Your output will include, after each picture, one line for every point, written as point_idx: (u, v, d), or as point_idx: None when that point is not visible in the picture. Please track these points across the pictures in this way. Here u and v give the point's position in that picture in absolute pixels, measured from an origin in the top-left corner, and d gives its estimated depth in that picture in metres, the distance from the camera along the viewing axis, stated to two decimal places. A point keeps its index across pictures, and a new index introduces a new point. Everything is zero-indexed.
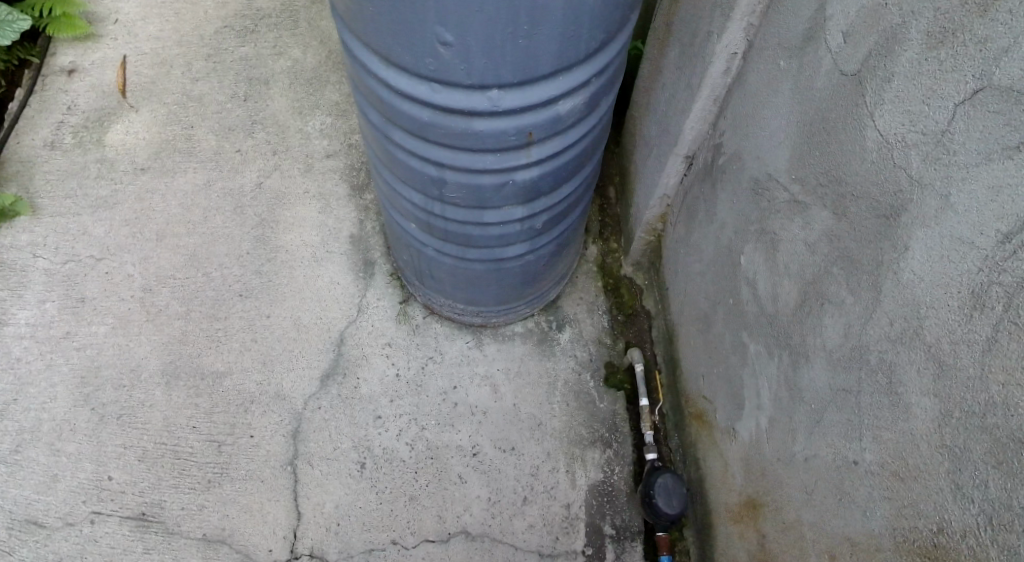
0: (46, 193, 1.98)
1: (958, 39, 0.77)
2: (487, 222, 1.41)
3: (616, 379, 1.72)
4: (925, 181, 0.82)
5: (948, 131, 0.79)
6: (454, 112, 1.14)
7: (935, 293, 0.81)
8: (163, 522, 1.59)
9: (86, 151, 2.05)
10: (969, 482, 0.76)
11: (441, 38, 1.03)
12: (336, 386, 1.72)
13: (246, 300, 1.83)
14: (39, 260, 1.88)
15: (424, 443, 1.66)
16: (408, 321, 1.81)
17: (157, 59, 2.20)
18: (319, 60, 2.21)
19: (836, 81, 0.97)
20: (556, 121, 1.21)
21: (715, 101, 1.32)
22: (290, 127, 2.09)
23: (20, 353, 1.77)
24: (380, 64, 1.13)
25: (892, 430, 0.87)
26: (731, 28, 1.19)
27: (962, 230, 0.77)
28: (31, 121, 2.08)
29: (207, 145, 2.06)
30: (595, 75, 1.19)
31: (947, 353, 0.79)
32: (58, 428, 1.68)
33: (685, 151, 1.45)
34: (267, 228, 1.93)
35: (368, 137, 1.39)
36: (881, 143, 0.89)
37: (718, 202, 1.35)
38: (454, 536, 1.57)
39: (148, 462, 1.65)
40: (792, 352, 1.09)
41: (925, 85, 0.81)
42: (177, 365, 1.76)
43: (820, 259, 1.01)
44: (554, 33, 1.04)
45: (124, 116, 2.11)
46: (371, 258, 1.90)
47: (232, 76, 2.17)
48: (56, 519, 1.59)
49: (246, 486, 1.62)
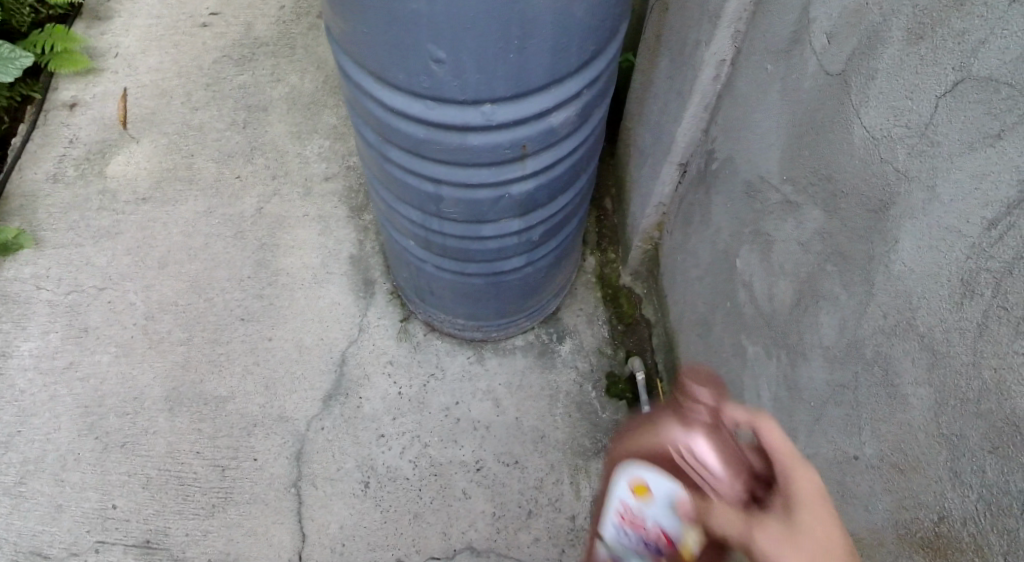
0: (49, 225, 2.00)
1: (937, 34, 0.78)
2: (485, 237, 1.42)
3: (617, 389, 1.72)
4: (912, 174, 0.83)
5: (931, 123, 0.80)
6: (448, 128, 1.16)
7: (926, 283, 0.81)
8: (167, 549, 1.58)
9: (89, 184, 2.07)
10: (967, 468, 0.76)
11: (434, 56, 1.05)
12: (338, 407, 1.73)
13: (248, 323, 1.84)
14: (42, 291, 1.90)
15: (427, 460, 1.66)
16: (409, 338, 1.82)
17: (156, 91, 2.24)
18: (316, 85, 2.25)
19: (822, 81, 0.99)
20: (549, 134, 1.22)
21: (706, 107, 1.34)
22: (289, 151, 2.12)
23: (25, 384, 1.77)
24: (374, 83, 1.15)
25: (890, 422, 0.87)
26: (718, 36, 1.22)
27: (949, 220, 0.78)
28: (34, 156, 2.11)
29: (207, 174, 2.08)
30: (586, 87, 1.21)
31: (940, 342, 0.79)
32: (63, 458, 1.68)
33: (678, 159, 1.46)
34: (267, 251, 1.95)
35: (364, 156, 1.41)
36: (868, 139, 0.90)
37: (712, 206, 1.36)
38: (460, 553, 1.55)
39: (152, 489, 1.65)
40: (791, 351, 1.09)
41: (907, 80, 0.83)
42: (181, 391, 1.76)
43: (814, 256, 1.02)
44: (545, 47, 1.06)
45: (125, 148, 2.14)
46: (371, 277, 1.91)
47: (231, 105, 2.20)
48: (60, 549, 1.58)
49: (250, 509, 1.62)
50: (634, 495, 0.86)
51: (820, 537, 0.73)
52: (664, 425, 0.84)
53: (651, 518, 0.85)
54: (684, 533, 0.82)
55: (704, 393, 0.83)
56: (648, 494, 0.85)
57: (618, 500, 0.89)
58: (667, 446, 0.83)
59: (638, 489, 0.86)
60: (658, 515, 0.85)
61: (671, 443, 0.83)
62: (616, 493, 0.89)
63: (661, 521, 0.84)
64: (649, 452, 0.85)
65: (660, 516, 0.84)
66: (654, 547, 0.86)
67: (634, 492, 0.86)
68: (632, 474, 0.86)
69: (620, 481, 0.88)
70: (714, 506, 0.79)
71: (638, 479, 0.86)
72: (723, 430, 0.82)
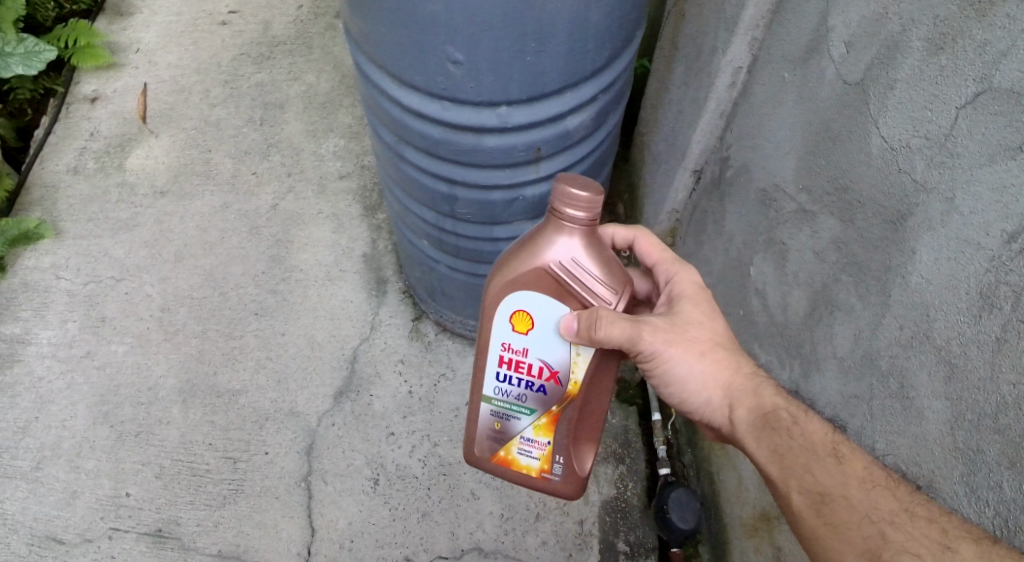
0: (69, 216, 2.02)
1: (957, 45, 0.78)
2: (498, 238, 1.42)
3: (627, 395, 1.73)
4: (930, 185, 0.82)
5: (951, 134, 0.79)
6: (464, 129, 1.16)
7: (944, 295, 0.80)
8: (178, 538, 1.59)
9: (108, 176, 2.09)
10: (985, 483, 0.76)
11: (451, 57, 1.05)
12: (349, 404, 1.73)
13: (262, 318, 1.86)
14: (61, 281, 1.92)
15: (436, 459, 1.66)
16: (420, 338, 1.83)
17: (176, 86, 2.26)
18: (332, 85, 2.26)
19: (839, 90, 0.98)
20: (564, 137, 1.22)
21: (722, 114, 1.33)
22: (305, 149, 2.13)
23: (42, 372, 1.79)
24: (391, 83, 1.15)
25: (904, 435, 0.86)
26: (736, 42, 1.22)
27: (968, 232, 0.77)
28: (55, 147, 2.14)
29: (224, 169, 2.10)
30: (602, 91, 1.21)
31: (957, 356, 0.79)
32: (78, 445, 1.70)
33: (692, 165, 1.46)
34: (281, 248, 1.96)
35: (379, 155, 1.41)
36: (886, 150, 0.89)
37: (725, 213, 1.35)
38: (467, 553, 1.55)
39: (164, 480, 1.66)
40: (803, 360, 1.08)
41: (926, 91, 0.82)
42: (194, 383, 1.78)
43: (828, 266, 1.01)
44: (562, 51, 1.06)
45: (144, 142, 2.16)
46: (383, 276, 1.92)
47: (249, 102, 2.22)
48: (74, 535, 1.60)
49: (261, 503, 1.62)
50: (516, 327, 1.02)
51: (700, 323, 1.00)
52: (545, 244, 0.97)
53: (533, 346, 1.03)
54: (566, 351, 1.01)
55: (576, 206, 0.94)
56: (532, 322, 1.01)
57: (499, 339, 1.04)
58: (549, 263, 0.96)
59: (521, 319, 1.01)
60: (540, 339, 1.02)
61: (552, 257, 0.96)
62: (497, 333, 1.04)
63: (543, 348, 1.02)
64: (534, 273, 0.98)
65: (542, 344, 1.02)
66: (536, 374, 1.05)
67: (517, 323, 1.02)
68: (517, 301, 1.00)
69: (501, 317, 1.02)
70: (600, 317, 0.94)
71: (524, 306, 1.00)
72: (596, 239, 0.97)
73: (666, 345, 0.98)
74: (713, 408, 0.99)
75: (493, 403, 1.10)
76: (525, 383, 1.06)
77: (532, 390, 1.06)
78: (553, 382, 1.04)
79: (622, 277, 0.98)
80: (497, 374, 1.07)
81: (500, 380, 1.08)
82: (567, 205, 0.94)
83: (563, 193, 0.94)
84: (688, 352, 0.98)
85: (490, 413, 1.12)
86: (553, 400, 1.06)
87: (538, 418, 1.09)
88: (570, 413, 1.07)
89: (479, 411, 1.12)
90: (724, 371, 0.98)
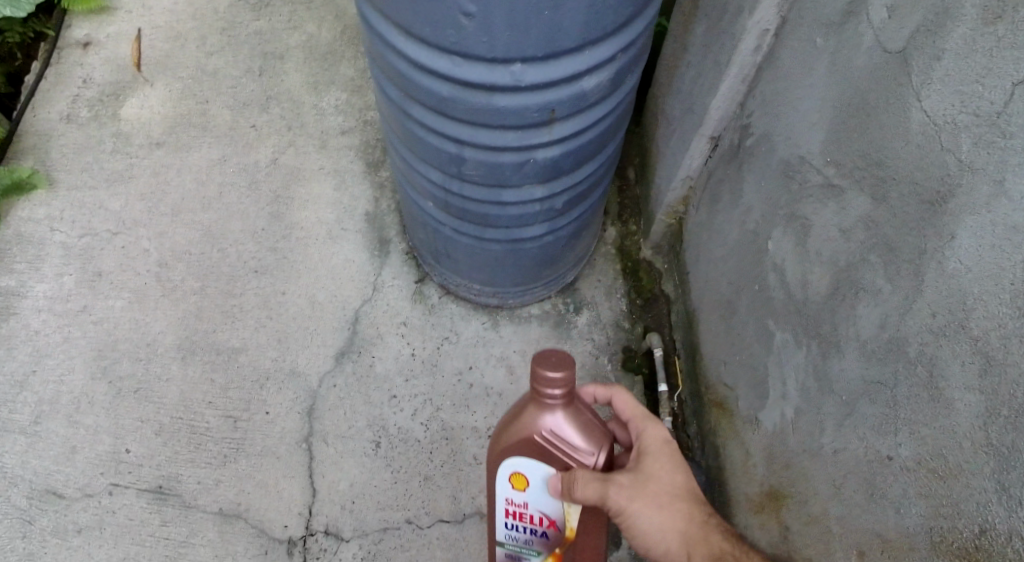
0: (62, 166, 1.96)
1: (1018, 14, 0.72)
2: (506, 202, 1.37)
3: (634, 363, 1.67)
4: (976, 166, 0.77)
5: (1004, 111, 0.74)
6: (475, 87, 1.10)
7: (985, 284, 0.76)
8: (179, 495, 1.58)
9: (102, 126, 2.03)
10: (1017, 483, 0.72)
11: (464, 9, 0.98)
12: (350, 364, 1.71)
13: (261, 276, 1.82)
14: (55, 233, 1.87)
15: (439, 423, 1.64)
16: (423, 302, 1.79)
17: (171, 33, 2.17)
18: (334, 35, 2.17)
19: (878, 58, 0.93)
20: (579, 98, 1.16)
21: (744, 79, 1.28)
22: (305, 103, 2.06)
23: (39, 325, 1.76)
24: (398, 34, 1.09)
25: (932, 426, 0.83)
26: (765, 3, 1.15)
27: (1017, 218, 0.73)
28: (47, 94, 2.06)
29: (222, 121, 2.03)
30: (622, 51, 1.15)
31: (996, 349, 0.75)
32: (76, 401, 1.67)
33: (710, 132, 1.40)
34: (282, 204, 1.91)
35: (385, 113, 1.35)
36: (927, 125, 0.84)
37: (743, 183, 1.29)
38: (469, 517, 1.54)
39: (164, 437, 1.64)
40: (822, 342, 1.04)
41: (979, 64, 0.77)
42: (193, 340, 1.74)
43: (856, 246, 0.97)
44: (582, 5, 1.00)
45: (139, 90, 2.08)
46: (386, 236, 1.87)
47: (247, 51, 2.14)
48: (74, 490, 1.58)
49: (262, 462, 1.61)
50: (514, 485, 1.06)
51: (660, 477, 1.03)
52: (529, 418, 0.98)
53: (532, 501, 1.07)
54: (558, 505, 1.05)
55: (553, 385, 0.95)
56: (528, 481, 1.05)
57: (502, 495, 1.09)
58: (534, 434, 0.99)
59: (517, 478, 1.05)
60: (537, 495, 1.06)
61: (535, 431, 0.98)
62: (499, 490, 1.08)
63: (540, 502, 1.06)
64: (521, 442, 1.00)
65: (539, 499, 1.06)
66: (537, 523, 1.09)
67: (515, 482, 1.06)
68: (510, 465, 1.04)
69: (499, 477, 1.06)
70: (577, 477, 0.97)
71: (518, 469, 1.04)
72: (575, 407, 0.99)
73: (630, 500, 0.99)
74: (674, 556, 1.01)
75: (506, 546, 1.15)
76: (529, 530, 1.10)
77: (537, 535, 1.10)
78: (553, 529, 1.08)
79: (602, 438, 1.00)
80: (505, 523, 1.12)
81: (508, 527, 1.12)
82: (543, 386, 0.96)
83: (538, 376, 0.95)
84: (649, 504, 1.00)
85: (505, 554, 1.16)
86: (555, 543, 1.10)
87: (546, 558, 1.13)
88: (571, 554, 1.11)
89: (496, 552, 1.17)
90: (680, 521, 1.00)
